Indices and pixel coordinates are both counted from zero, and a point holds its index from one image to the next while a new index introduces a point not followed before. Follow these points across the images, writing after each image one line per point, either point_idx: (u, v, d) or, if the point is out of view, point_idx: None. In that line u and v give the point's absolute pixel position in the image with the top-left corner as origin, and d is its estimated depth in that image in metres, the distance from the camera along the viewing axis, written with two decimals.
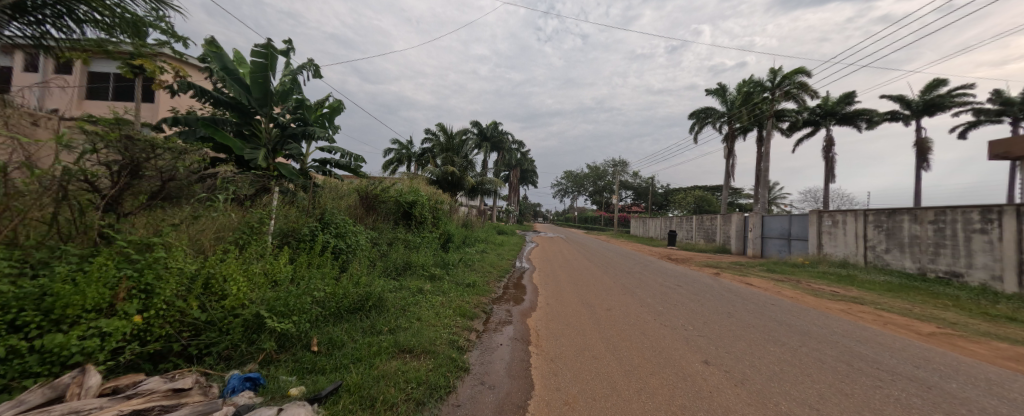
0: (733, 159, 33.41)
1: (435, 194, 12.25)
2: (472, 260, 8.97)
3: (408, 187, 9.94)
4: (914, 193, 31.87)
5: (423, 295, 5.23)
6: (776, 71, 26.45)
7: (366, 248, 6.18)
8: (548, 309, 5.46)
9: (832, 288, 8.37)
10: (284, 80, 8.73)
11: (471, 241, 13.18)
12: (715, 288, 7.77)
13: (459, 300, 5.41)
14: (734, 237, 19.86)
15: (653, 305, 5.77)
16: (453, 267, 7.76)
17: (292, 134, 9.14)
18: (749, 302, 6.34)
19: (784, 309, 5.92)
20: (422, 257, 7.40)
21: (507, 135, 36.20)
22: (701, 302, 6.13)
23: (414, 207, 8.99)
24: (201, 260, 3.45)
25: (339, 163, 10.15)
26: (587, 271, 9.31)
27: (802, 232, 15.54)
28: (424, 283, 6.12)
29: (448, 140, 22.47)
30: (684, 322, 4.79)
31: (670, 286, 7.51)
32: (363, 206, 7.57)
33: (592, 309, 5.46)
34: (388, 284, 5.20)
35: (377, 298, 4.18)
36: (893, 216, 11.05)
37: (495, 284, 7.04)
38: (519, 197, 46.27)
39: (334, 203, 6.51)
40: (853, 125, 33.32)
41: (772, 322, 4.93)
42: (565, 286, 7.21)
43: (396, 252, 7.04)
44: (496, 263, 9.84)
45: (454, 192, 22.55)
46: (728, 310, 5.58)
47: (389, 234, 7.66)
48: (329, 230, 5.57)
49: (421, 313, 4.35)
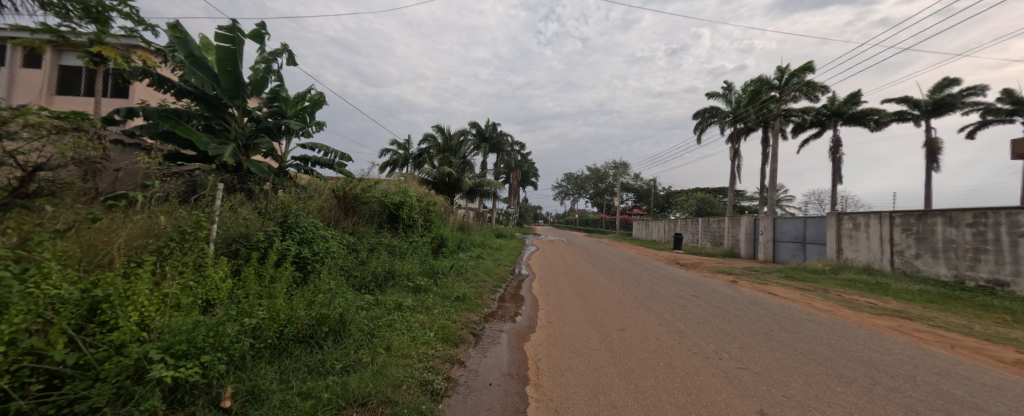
0: (738, 160, 32.57)
1: (427, 195, 11.44)
2: (466, 268, 8.12)
3: (397, 187, 9.12)
4: (924, 194, 31.05)
5: (400, 313, 4.39)
6: (784, 68, 25.47)
7: (339, 257, 5.34)
8: (550, 330, 4.58)
9: (866, 299, 7.51)
10: (257, 70, 7.98)
11: (467, 245, 12.37)
12: (738, 299, 6.91)
13: (443, 318, 4.55)
14: (744, 240, 19.00)
15: (675, 324, 4.89)
16: (443, 276, 6.92)
17: (267, 129, 8.36)
18: (783, 318, 5.47)
19: (826, 327, 5.06)
20: (407, 265, 6.56)
21: (506, 136, 35.32)
22: (729, 319, 5.26)
23: (401, 210, 8.18)
24: (92, 278, 2.59)
25: (320, 160, 9.37)
26: (591, 279, 8.44)
27: (817, 236, 14.71)
28: (405, 296, 5.30)
29: (445, 140, 21.65)
30: (718, 348, 3.91)
31: (687, 298, 6.64)
32: (343, 209, 6.74)
33: (602, 329, 4.58)
34: (357, 301, 4.34)
35: (336, 322, 3.33)
36: (923, 219, 10.21)
37: (488, 297, 6.18)
38: (518, 199, 45.40)
39: (304, 205, 5.66)
40: (861, 125, 32.50)
41: (822, 348, 4.07)
42: (569, 299, 6.34)
43: (376, 261, 6.20)
44: (493, 270, 8.99)
45: (451, 194, 21.74)
46: (763, 330, 4.71)
47: (370, 240, 6.82)
48: (292, 235, 4.72)
49: (392, 339, 3.50)
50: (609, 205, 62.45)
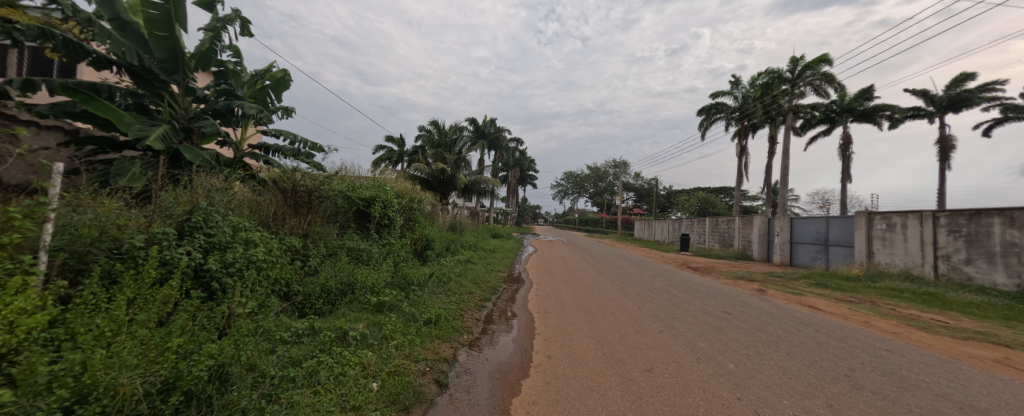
0: (745, 158, 31.31)
1: (412, 191, 10.19)
2: (449, 276, 6.81)
3: (373, 182, 7.84)
4: (937, 195, 29.77)
5: (336, 347, 3.10)
6: (796, 59, 24.18)
7: (271, 269, 4.02)
8: (550, 372, 3.26)
9: (928, 315, 6.30)
10: (203, 39, 6.64)
11: (456, 247, 11.11)
12: (782, 318, 5.61)
13: (401, 355, 3.25)
14: (757, 241, 17.71)
15: (720, 360, 3.59)
16: (418, 288, 5.61)
17: (217, 111, 7.02)
18: (857, 349, 4.19)
19: (923, 365, 3.78)
20: (371, 274, 5.25)
21: (504, 132, 33.94)
22: (787, 351, 3.96)
23: (373, 207, 6.87)
24: None
25: (283, 149, 8.06)
26: (598, 290, 7.13)
27: (841, 237, 13.51)
28: (358, 319, 4.01)
29: (440, 135, 20.37)
30: (801, 410, 2.63)
31: (719, 317, 5.35)
32: (296, 203, 5.41)
33: (623, 371, 3.27)
34: (271, 337, 3.01)
35: (202, 384, 2.03)
36: (975, 220, 9.05)
37: (471, 317, 4.87)
38: (516, 199, 44.08)
39: (233, 199, 4.33)
40: (872, 121, 31.22)
41: (948, 409, 2.80)
42: (574, 318, 5.06)
43: (329, 272, 4.87)
44: (482, 278, 7.69)
45: (444, 192, 20.48)
46: (846, 372, 3.41)
47: (328, 244, 5.51)
48: (195, 238, 3.40)
49: (298, 407, 2.19)
50: (608, 204, 61.15)
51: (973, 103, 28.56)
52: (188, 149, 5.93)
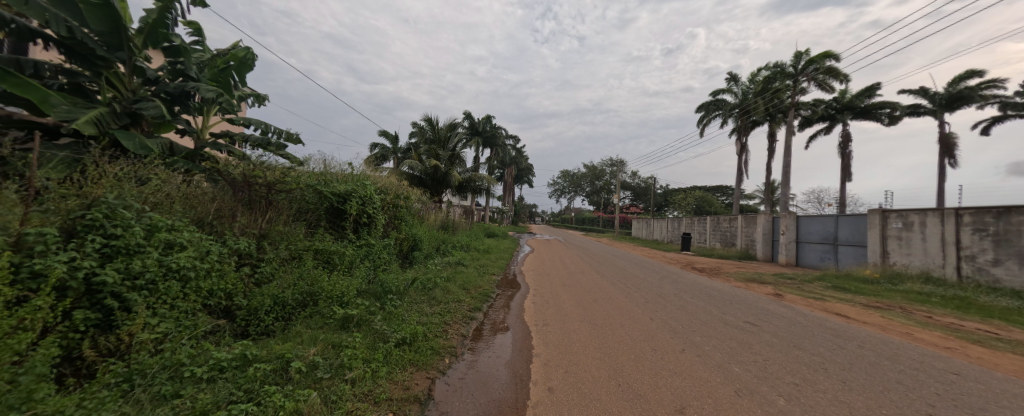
0: (745, 156, 30.78)
1: (398, 187, 9.38)
2: (435, 282, 6.02)
3: (351, 176, 7.03)
4: (937, 194, 29.41)
5: (267, 387, 2.30)
6: (799, 53, 23.61)
7: (202, 279, 3.21)
8: (554, 413, 2.51)
9: (970, 325, 5.65)
10: (151, 11, 5.81)
11: (447, 248, 10.33)
12: (814, 329, 4.90)
13: (357, 395, 2.48)
14: (761, 240, 17.08)
15: (765, 393, 2.86)
16: (396, 298, 4.82)
17: (171, 94, 6.18)
18: (920, 374, 3.48)
19: (1012, 396, 3.05)
20: (340, 282, 4.50)
21: (499, 129, 33.16)
22: (841, 378, 3.25)
23: (348, 203, 6.05)
24: None
25: (251, 138, 7.22)
26: (602, 297, 6.40)
27: (852, 237, 12.92)
28: (311, 342, 3.24)
29: (433, 131, 19.55)
30: None
31: (745, 331, 4.63)
32: (251, 199, 4.59)
33: (648, 412, 2.53)
34: (175, 379, 2.21)
35: None
36: (1004, 218, 8.44)
37: (457, 333, 4.10)
38: (511, 197, 43.24)
39: (159, 190, 3.50)
40: (874, 119, 30.72)
41: None
42: (578, 333, 4.33)
43: (287, 280, 4.09)
44: (474, 282, 6.91)
45: (437, 189, 19.66)
46: (930, 412, 2.67)
47: (292, 245, 4.73)
48: (87, 241, 2.57)
49: None
50: (606, 203, 60.49)
51: (973, 101, 28.20)
52: (126, 135, 5.09)
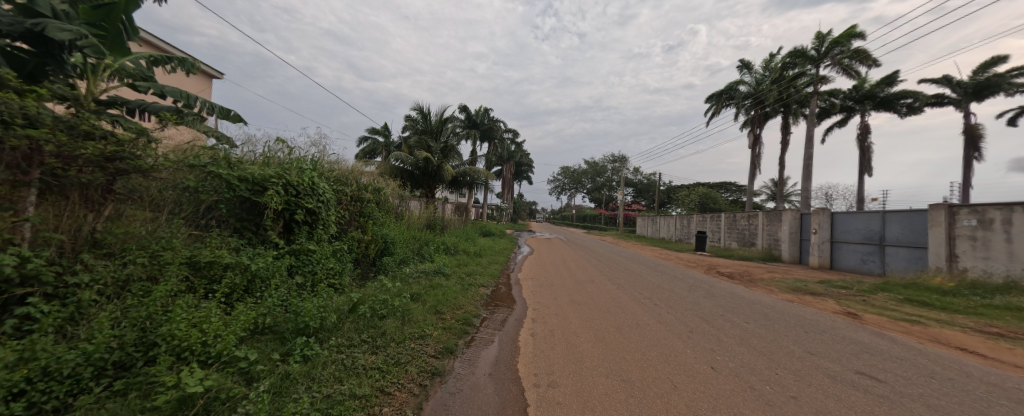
0: (759, 149, 28.86)
1: (365, 175, 7.54)
2: (392, 305, 4.25)
3: (287, 158, 5.23)
4: (964, 189, 27.49)
5: None
6: (822, 35, 21.72)
7: None
8: None
9: None
10: None
11: (427, 251, 8.50)
12: (973, 388, 3.13)
13: None
14: (787, 240, 15.27)
15: None
16: (313, 342, 3.05)
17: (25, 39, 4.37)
18: None
19: None
20: (214, 319, 2.74)
21: (496, 122, 31.15)
22: None
23: (266, 194, 4.24)
24: None
25: (155, 105, 5.39)
26: (627, 324, 4.57)
27: (903, 236, 11.14)
28: None
29: (423, 119, 17.68)
30: None
31: (878, 397, 2.83)
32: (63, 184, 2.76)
33: None
34: None
35: None
36: None
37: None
38: (509, 194, 41.18)
39: None
40: (889, 110, 28.32)
41: None
42: (610, 410, 2.52)
43: (95, 329, 2.32)
44: (452, 301, 5.13)
45: (427, 183, 17.82)
46: None
47: (145, 260, 2.96)
48: None
49: None
50: (607, 200, 58.55)
51: (1002, 89, 26.24)
52: None
